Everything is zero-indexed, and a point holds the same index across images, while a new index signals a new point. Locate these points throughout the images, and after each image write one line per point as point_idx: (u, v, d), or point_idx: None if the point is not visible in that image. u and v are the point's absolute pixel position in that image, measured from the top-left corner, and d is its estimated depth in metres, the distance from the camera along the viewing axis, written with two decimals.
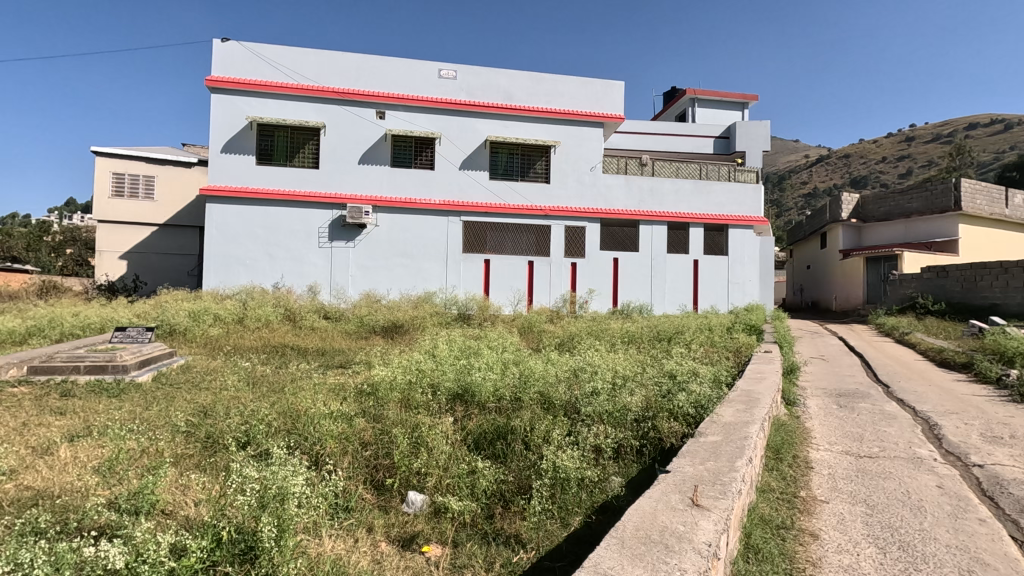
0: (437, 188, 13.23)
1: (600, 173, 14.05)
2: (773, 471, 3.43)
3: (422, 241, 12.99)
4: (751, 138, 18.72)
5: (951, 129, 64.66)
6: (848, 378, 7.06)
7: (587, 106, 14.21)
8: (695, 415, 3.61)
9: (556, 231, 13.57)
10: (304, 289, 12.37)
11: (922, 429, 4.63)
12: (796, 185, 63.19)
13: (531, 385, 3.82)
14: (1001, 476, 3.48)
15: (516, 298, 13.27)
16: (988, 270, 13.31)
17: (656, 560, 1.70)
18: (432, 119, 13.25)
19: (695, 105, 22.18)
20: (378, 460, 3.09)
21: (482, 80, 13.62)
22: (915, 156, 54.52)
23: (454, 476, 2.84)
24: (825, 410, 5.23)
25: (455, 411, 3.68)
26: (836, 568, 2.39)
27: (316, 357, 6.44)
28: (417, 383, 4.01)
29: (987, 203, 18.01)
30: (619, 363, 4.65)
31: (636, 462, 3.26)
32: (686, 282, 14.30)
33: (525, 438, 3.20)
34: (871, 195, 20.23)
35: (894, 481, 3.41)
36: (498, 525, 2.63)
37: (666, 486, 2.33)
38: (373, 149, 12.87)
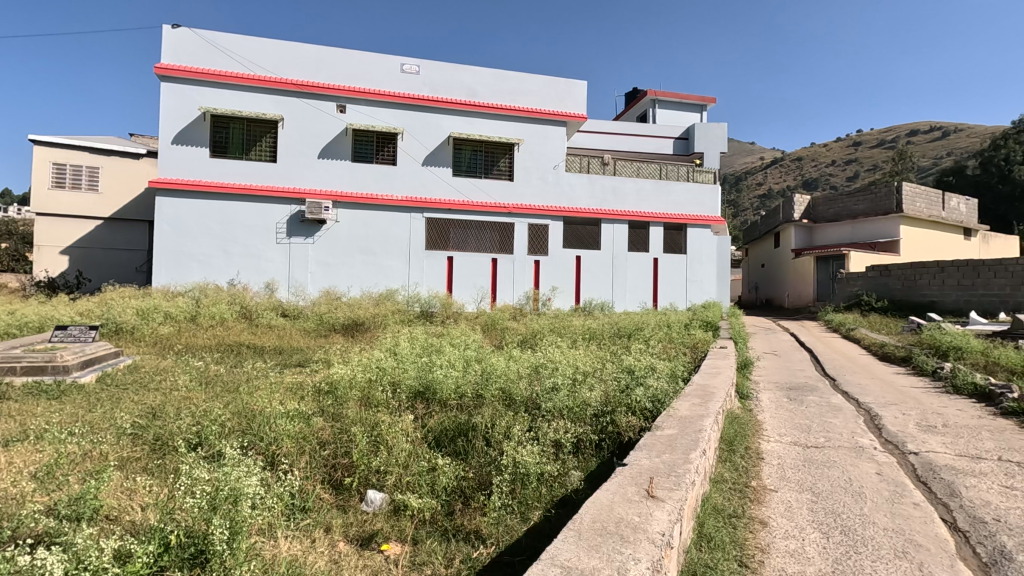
0: (399, 184, 13.05)
1: (563, 171, 14.18)
2: (725, 462, 3.55)
3: (384, 237, 12.81)
4: (710, 140, 19.25)
5: (895, 135, 68.04)
6: (798, 372, 7.36)
7: (551, 104, 14.31)
8: (653, 409, 3.70)
9: (519, 229, 13.61)
10: (260, 285, 12.01)
11: (864, 419, 4.88)
12: (751, 187, 65.27)
13: (493, 381, 3.85)
14: (935, 462, 3.70)
15: (479, 295, 13.25)
16: (926, 270, 14.17)
17: (611, 551, 1.74)
18: (394, 113, 13.06)
19: (656, 106, 22.63)
20: (337, 460, 3.04)
21: (446, 76, 13.54)
22: (861, 160, 57.12)
23: (414, 474, 2.83)
24: (777, 403, 5.44)
25: (416, 409, 3.67)
26: (782, 553, 2.50)
27: (271, 357, 6.27)
28: (378, 380, 3.97)
29: (926, 206, 19.07)
30: (580, 359, 4.73)
31: (595, 456, 3.32)
32: (647, 280, 14.58)
33: (486, 434, 3.21)
34: (821, 197, 21.10)
35: (837, 469, 3.59)
36: (458, 521, 2.63)
37: (624, 479, 2.38)
38: (334, 143, 12.62)
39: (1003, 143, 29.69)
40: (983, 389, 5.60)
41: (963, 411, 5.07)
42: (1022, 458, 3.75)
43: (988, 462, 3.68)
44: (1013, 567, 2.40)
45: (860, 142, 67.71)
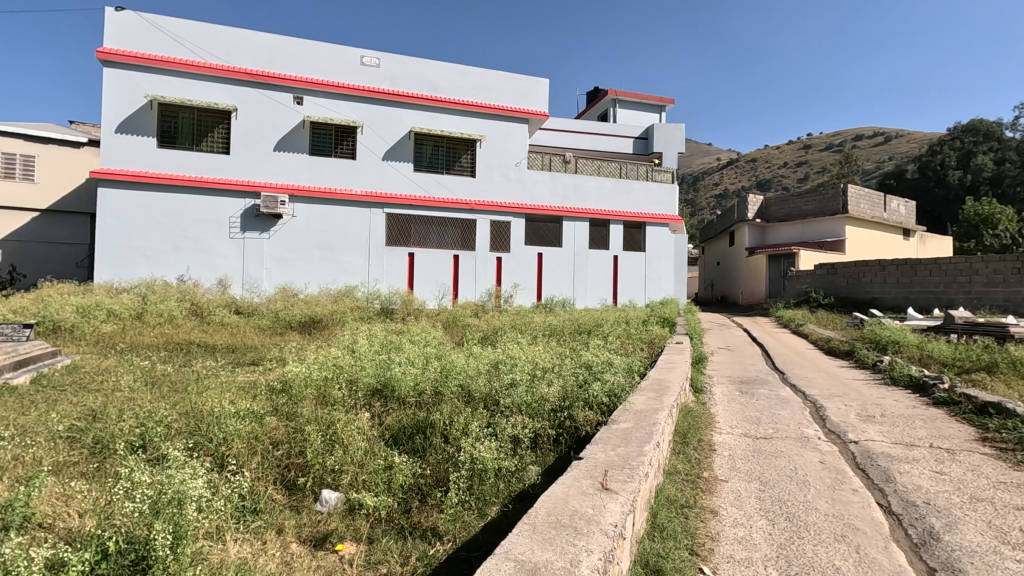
0: (359, 178, 12.82)
1: (525, 169, 14.23)
2: (679, 454, 3.64)
3: (343, 233, 12.55)
4: (668, 140, 19.67)
5: (841, 139, 71.16)
6: (750, 366, 7.63)
7: (513, 101, 14.34)
8: (609, 403, 3.76)
9: (481, 225, 13.57)
10: (212, 282, 11.56)
11: (809, 410, 5.11)
12: (708, 187, 67.06)
13: (452, 378, 3.84)
14: (873, 450, 3.90)
15: (441, 292, 13.17)
16: (869, 268, 14.92)
17: (564, 543, 1.77)
18: (354, 106, 12.81)
19: (616, 105, 22.94)
20: (290, 460, 2.98)
21: (407, 70, 13.38)
22: (811, 163, 59.50)
23: (370, 473, 2.78)
24: (729, 397, 5.63)
25: (373, 406, 3.63)
26: (731, 541, 2.59)
27: (223, 355, 6.05)
28: (335, 378, 3.90)
29: (869, 207, 20.05)
30: (540, 355, 4.76)
31: (552, 451, 3.35)
32: (607, 277, 14.81)
33: (444, 431, 3.19)
34: (773, 197, 21.89)
35: (784, 459, 3.74)
36: (415, 518, 2.61)
37: (579, 472, 2.41)
38: (291, 136, 12.28)
39: (939, 148, 31.43)
40: (917, 380, 5.94)
41: (899, 402, 5.37)
42: (950, 445, 4.00)
43: (921, 449, 3.91)
44: (941, 546, 2.55)
45: (810, 145, 70.52)
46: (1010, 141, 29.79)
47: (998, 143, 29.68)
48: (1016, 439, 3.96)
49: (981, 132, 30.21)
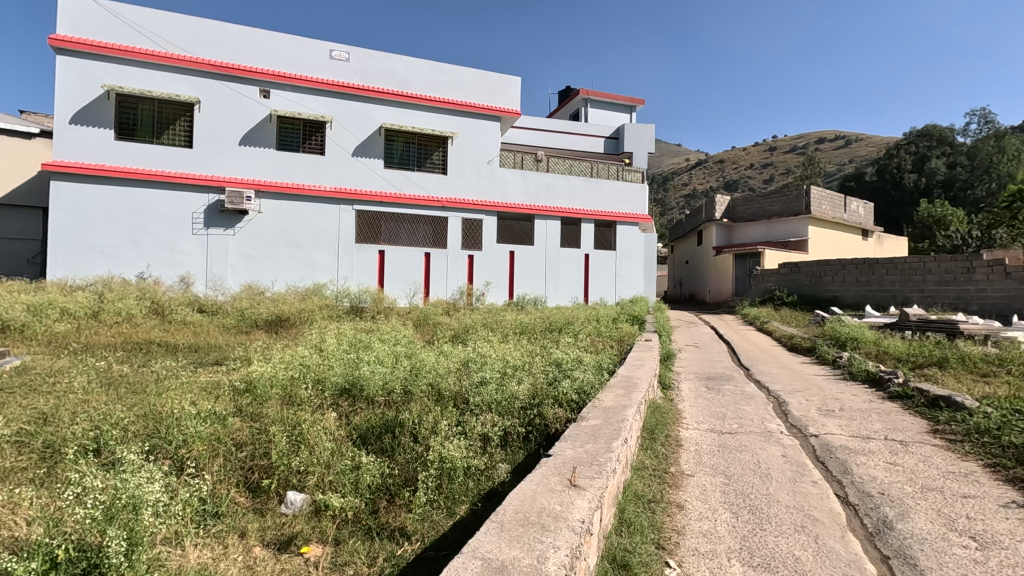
0: (328, 174, 12.59)
1: (497, 166, 14.22)
2: (647, 450, 3.70)
3: (311, 230, 12.31)
4: (638, 140, 19.93)
5: (805, 142, 73.25)
6: (716, 363, 7.80)
7: (485, 99, 14.33)
8: (579, 401, 3.79)
9: (452, 223, 13.50)
10: (174, 279, 11.18)
11: (773, 406, 5.25)
12: (678, 186, 68.18)
13: (421, 376, 3.80)
14: (832, 443, 4.03)
15: (412, 290, 13.05)
16: (830, 267, 15.42)
17: (532, 540, 1.77)
18: (322, 101, 12.58)
19: (588, 105, 23.12)
20: (254, 461, 2.92)
21: (378, 65, 13.20)
22: (777, 165, 61.08)
23: (337, 473, 2.73)
24: (696, 393, 5.74)
25: (340, 406, 3.57)
26: (696, 534, 2.65)
27: (185, 355, 5.86)
28: (302, 378, 3.82)
29: (830, 208, 20.70)
30: (510, 353, 4.77)
31: (522, 448, 3.36)
32: (578, 276, 14.92)
33: (413, 430, 3.16)
34: (739, 198, 22.40)
35: (748, 453, 3.84)
36: (383, 519, 2.59)
37: (547, 469, 2.43)
38: (257, 130, 11.99)
39: (896, 152, 32.60)
40: (873, 374, 6.17)
41: (857, 396, 5.57)
42: (903, 437, 4.17)
43: (876, 441, 4.06)
44: (893, 534, 2.66)
45: (775, 147, 72.36)
46: (961, 146, 31.09)
47: (950, 147, 30.93)
48: (963, 430, 4.15)
49: (935, 137, 31.43)
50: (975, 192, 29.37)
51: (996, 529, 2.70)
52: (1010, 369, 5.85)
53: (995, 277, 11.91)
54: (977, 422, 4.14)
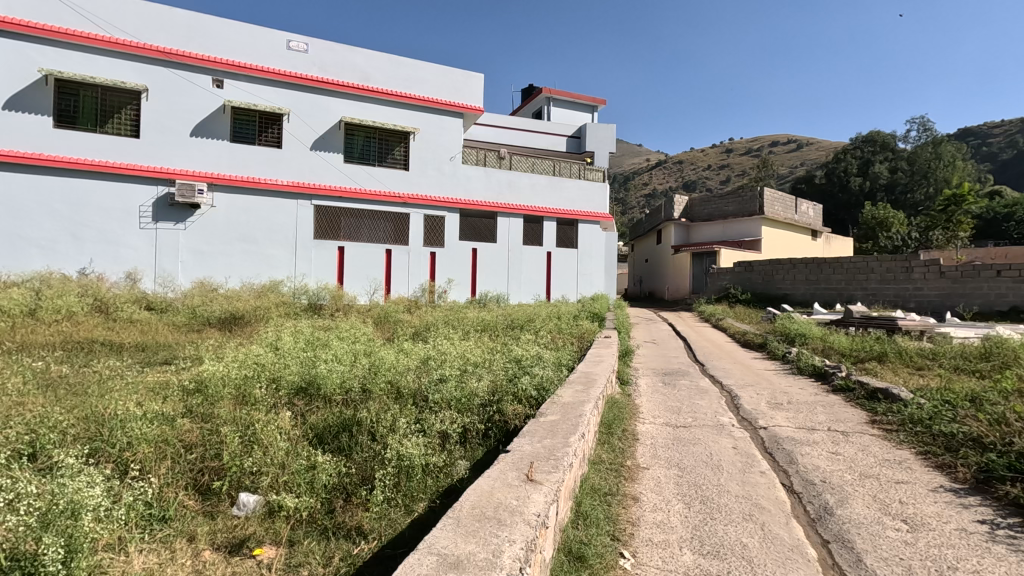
0: (285, 168, 12.25)
1: (459, 163, 14.17)
2: (604, 444, 3.78)
3: (267, 225, 11.96)
4: (599, 139, 20.20)
5: (759, 145, 75.76)
6: (672, 359, 8.02)
7: (447, 95, 14.26)
8: (537, 397, 3.86)
9: (414, 220, 13.37)
10: (119, 275, 10.66)
11: (725, 400, 5.44)
12: (638, 186, 69.40)
13: (381, 374, 3.77)
14: (780, 435, 4.21)
15: (372, 287, 12.84)
16: (782, 266, 16.02)
17: (488, 535, 1.79)
18: (279, 92, 12.23)
19: (550, 104, 23.28)
20: (204, 464, 2.83)
21: (337, 57, 12.95)
22: (733, 166, 62.96)
23: (292, 473, 2.67)
24: (653, 388, 5.89)
25: (296, 406, 3.50)
26: (650, 525, 2.73)
27: (130, 354, 5.61)
28: (256, 377, 3.72)
29: (782, 209, 21.52)
30: (470, 350, 4.78)
31: (481, 445, 3.38)
32: (541, 273, 15.03)
33: (370, 428, 3.11)
34: (697, 198, 23.01)
35: (701, 445, 3.97)
36: (339, 518, 2.55)
37: (505, 465, 2.45)
38: (210, 121, 11.56)
39: (843, 157, 34.05)
40: (819, 368, 6.47)
41: (804, 389, 5.83)
42: (845, 427, 4.39)
43: (820, 432, 4.26)
44: (833, 519, 2.80)
45: (731, 149, 74.58)
46: (902, 152, 32.80)
47: (892, 153, 32.59)
48: (899, 420, 4.40)
49: (878, 142, 32.96)
50: (914, 196, 31.03)
51: (926, 512, 2.89)
52: (941, 362, 6.22)
53: (931, 276, 12.64)
54: (911, 412, 4.40)
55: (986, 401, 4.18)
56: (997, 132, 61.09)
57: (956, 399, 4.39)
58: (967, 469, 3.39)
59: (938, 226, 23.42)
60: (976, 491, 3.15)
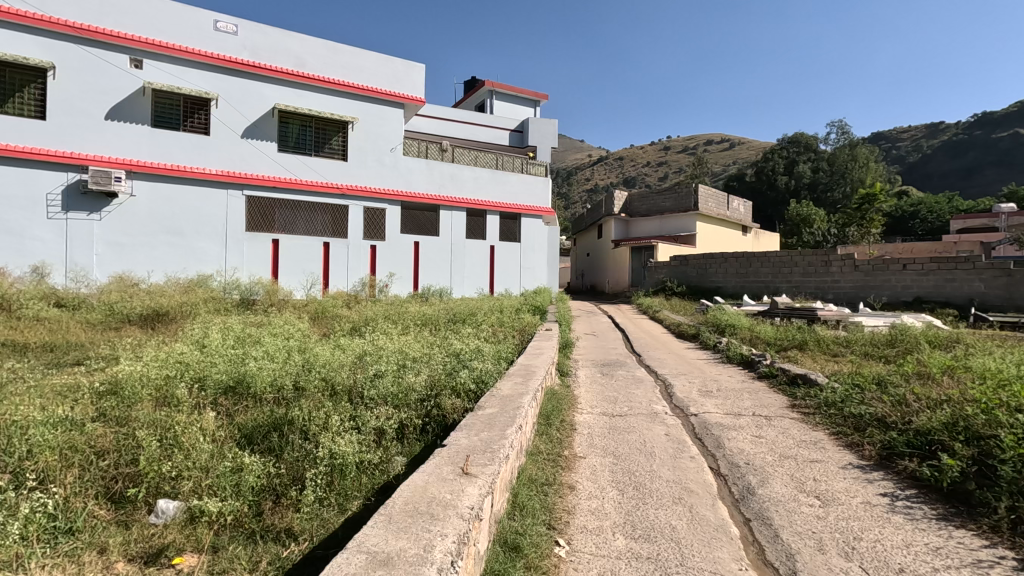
0: (214, 156, 11.61)
1: (400, 154, 13.93)
2: (543, 435, 3.83)
3: (193, 215, 11.27)
4: (542, 134, 20.42)
5: (695, 144, 78.64)
6: (611, 350, 8.24)
7: (387, 84, 13.97)
8: (476, 390, 3.88)
9: (353, 212, 13.00)
10: (24, 270, 9.74)
11: (659, 388, 5.64)
12: (581, 181, 70.50)
13: (315, 371, 3.66)
14: (709, 421, 4.41)
15: (309, 281, 12.41)
16: (714, 260, 16.73)
17: (420, 530, 1.78)
18: (206, 75, 11.55)
19: (493, 97, 23.22)
20: (118, 470, 2.63)
21: (270, 41, 12.40)
22: (670, 164, 65.11)
23: (216, 476, 2.54)
24: (591, 378, 6.04)
25: (223, 408, 3.32)
26: (585, 512, 2.79)
27: (36, 355, 5.15)
28: (179, 377, 3.52)
29: (715, 205, 22.49)
30: (408, 344, 4.71)
31: (419, 440, 3.35)
32: (483, 267, 15.02)
33: (303, 427, 3.00)
34: (636, 194, 23.65)
35: (635, 433, 4.10)
36: (268, 521, 2.46)
37: (440, 459, 2.44)
38: (128, 103, 10.77)
39: (770, 156, 35.89)
40: (746, 357, 6.82)
41: (732, 377, 6.15)
42: (767, 412, 4.66)
43: (745, 417, 4.51)
44: (755, 499, 2.97)
45: (669, 147, 77.15)
46: (823, 153, 34.99)
47: (814, 154, 34.71)
48: (816, 404, 4.71)
49: (802, 144, 34.95)
50: (834, 195, 33.25)
51: (836, 488, 3.12)
52: (853, 349, 6.72)
53: (847, 269, 13.61)
54: (826, 396, 4.72)
55: (890, 384, 4.54)
56: (904, 137, 66.40)
57: (865, 383, 4.75)
58: (873, 447, 3.67)
59: (853, 223, 25.22)
60: (880, 467, 3.42)
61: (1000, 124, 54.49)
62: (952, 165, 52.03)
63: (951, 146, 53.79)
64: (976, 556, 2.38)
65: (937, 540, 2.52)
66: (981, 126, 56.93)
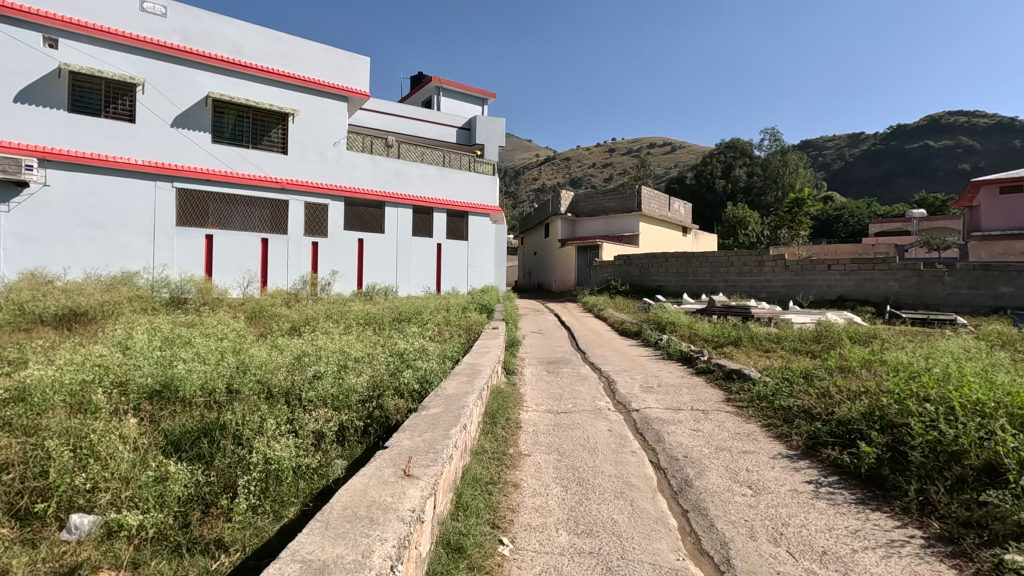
0: (139, 144, 10.89)
1: (343, 149, 13.57)
2: (488, 434, 3.82)
3: (117, 208, 10.51)
4: (490, 133, 20.49)
5: (638, 146, 80.73)
6: (557, 347, 8.35)
7: (330, 76, 13.58)
8: (420, 390, 3.82)
9: (292, 207, 12.52)
10: None
11: (603, 385, 5.76)
12: (529, 180, 70.98)
13: (249, 373, 3.50)
14: (650, 416, 4.53)
15: (245, 279, 11.87)
16: (656, 259, 17.22)
17: (358, 535, 1.72)
18: (131, 59, 10.83)
19: (440, 94, 22.97)
20: (24, 484, 2.42)
21: (203, 26, 11.77)
22: (615, 165, 66.56)
23: (138, 487, 2.38)
24: (537, 376, 6.09)
25: (146, 413, 3.11)
26: (528, 510, 2.80)
27: None
28: (98, 382, 3.28)
29: (657, 207, 23.19)
30: (351, 344, 4.59)
31: (360, 443, 3.26)
32: (429, 265, 14.84)
33: (236, 433, 2.85)
34: (581, 194, 24.02)
35: (579, 430, 4.17)
36: (196, 533, 2.33)
37: (382, 462, 2.38)
38: (41, 85, 9.92)
39: (709, 160, 37.31)
40: (685, 353, 7.07)
41: (672, 373, 6.36)
42: (705, 406, 4.85)
43: (684, 412, 4.67)
44: (693, 490, 3.07)
45: (614, 149, 78.86)
46: (758, 158, 36.71)
47: (749, 159, 36.37)
48: (748, 398, 4.95)
49: (739, 149, 36.55)
50: (767, 198, 35.00)
51: (766, 477, 3.27)
52: (783, 344, 7.10)
53: (778, 269, 14.36)
54: (758, 389, 4.96)
55: (815, 377, 4.82)
56: (830, 145, 70.68)
57: (793, 376, 5.03)
58: (800, 437, 3.88)
59: (784, 225, 26.64)
60: (806, 456, 3.62)
61: (912, 135, 59.15)
62: (872, 173, 55.95)
63: (871, 155, 57.82)
64: (890, 536, 2.56)
65: (855, 523, 2.70)
66: (897, 137, 61.49)
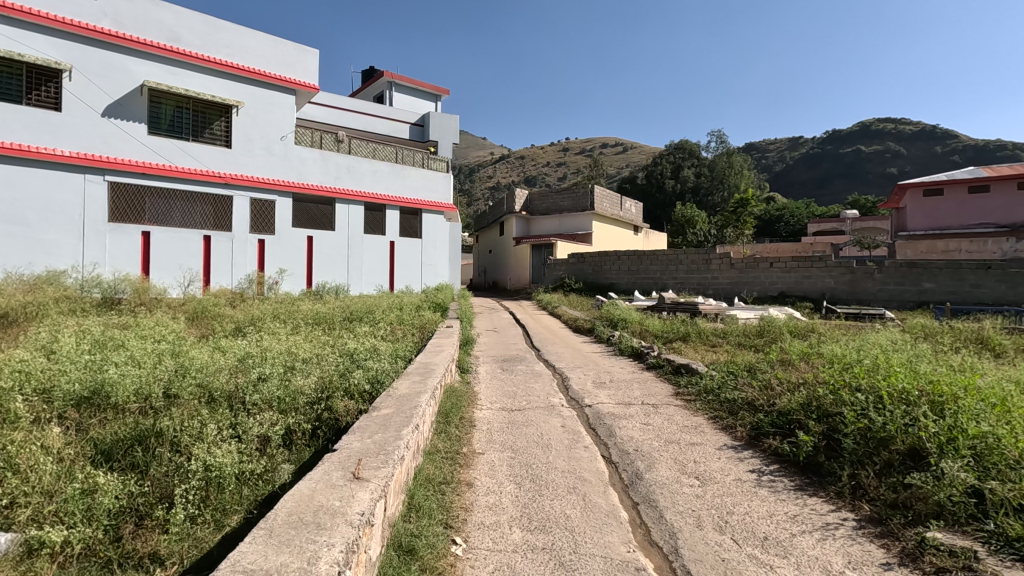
0: (66, 134, 10.19)
1: (291, 143, 13.14)
2: (441, 433, 3.78)
3: (41, 202, 9.79)
4: (444, 130, 20.27)
5: (591, 146, 81.97)
6: (511, 345, 8.38)
7: (276, 68, 13.11)
8: (371, 391, 3.75)
9: (237, 202, 12.03)
10: None
11: (557, 382, 5.81)
12: (484, 179, 70.88)
13: (187, 377, 3.33)
14: (602, 411, 4.60)
15: (186, 278, 11.31)
16: (609, 257, 17.50)
17: (304, 541, 1.67)
18: (57, 43, 10.11)
19: (392, 89, 22.58)
20: None
21: (137, 11, 11.12)
22: (569, 165, 67.38)
23: (63, 501, 2.22)
24: (491, 374, 6.08)
25: (73, 422, 2.90)
26: (482, 508, 2.79)
27: None
28: (18, 390, 3.04)
29: (610, 206, 23.59)
30: (299, 345, 4.45)
31: (308, 446, 3.17)
32: (382, 263, 14.58)
33: (173, 439, 2.70)
34: (536, 193, 24.16)
35: (533, 427, 4.19)
36: (128, 547, 2.20)
37: (330, 465, 2.32)
38: None
39: (659, 161, 38.30)
40: (636, 349, 7.22)
41: (623, 368, 6.49)
42: (655, 400, 4.98)
43: (635, 406, 4.77)
44: (643, 483, 3.14)
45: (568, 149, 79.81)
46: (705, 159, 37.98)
47: (697, 160, 37.58)
48: (696, 391, 5.11)
49: (687, 151, 37.68)
50: (713, 198, 36.24)
51: (712, 468, 3.38)
52: (729, 339, 7.36)
53: (724, 267, 14.90)
54: (705, 383, 5.13)
55: (758, 370, 5.03)
56: (772, 147, 73.93)
57: (738, 370, 5.23)
58: (744, 428, 4.04)
59: (730, 225, 27.68)
60: (749, 446, 3.77)
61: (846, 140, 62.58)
62: (810, 175, 58.92)
63: (809, 158, 60.84)
64: (824, 520, 2.69)
65: (794, 508, 2.82)
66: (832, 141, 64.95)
